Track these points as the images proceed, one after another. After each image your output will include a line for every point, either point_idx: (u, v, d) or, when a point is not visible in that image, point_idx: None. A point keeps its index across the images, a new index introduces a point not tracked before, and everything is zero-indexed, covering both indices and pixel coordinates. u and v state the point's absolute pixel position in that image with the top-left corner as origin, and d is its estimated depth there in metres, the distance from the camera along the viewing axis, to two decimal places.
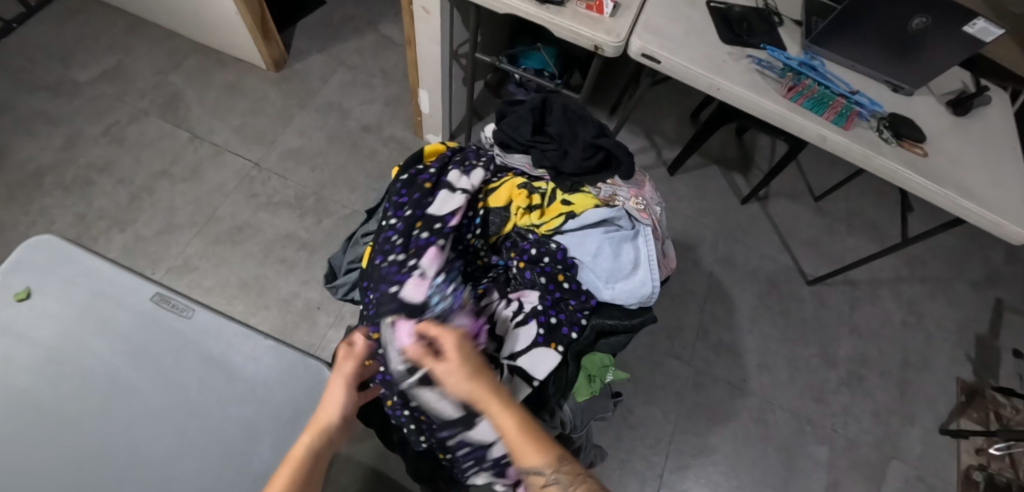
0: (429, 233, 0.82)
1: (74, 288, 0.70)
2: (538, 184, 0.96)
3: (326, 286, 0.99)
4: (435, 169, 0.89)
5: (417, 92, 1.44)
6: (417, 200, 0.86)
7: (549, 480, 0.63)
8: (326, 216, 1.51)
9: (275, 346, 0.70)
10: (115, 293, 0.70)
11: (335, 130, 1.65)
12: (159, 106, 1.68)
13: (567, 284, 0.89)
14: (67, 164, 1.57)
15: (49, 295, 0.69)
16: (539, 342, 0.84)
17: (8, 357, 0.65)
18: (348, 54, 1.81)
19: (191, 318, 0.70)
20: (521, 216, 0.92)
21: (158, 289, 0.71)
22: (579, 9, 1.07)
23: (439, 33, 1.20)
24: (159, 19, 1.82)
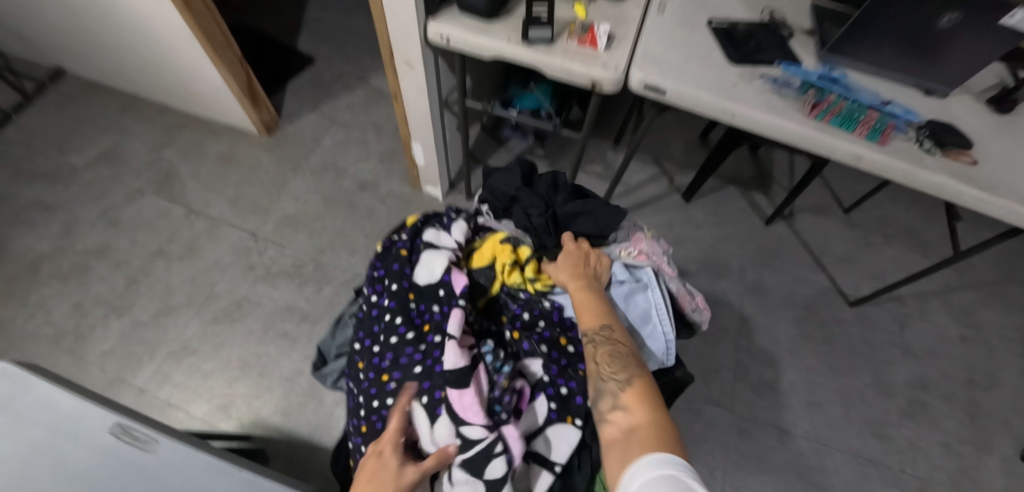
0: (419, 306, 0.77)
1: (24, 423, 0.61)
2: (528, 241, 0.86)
3: (316, 373, 0.96)
4: (408, 234, 0.84)
5: (410, 145, 1.38)
6: (398, 271, 0.79)
7: (589, 339, 0.70)
8: (326, 283, 1.44)
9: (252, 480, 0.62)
10: (71, 427, 0.62)
11: (330, 191, 1.59)
12: (154, 183, 1.65)
13: (571, 348, 0.78)
14: (62, 252, 1.52)
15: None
16: (553, 418, 0.71)
17: None
18: (340, 111, 1.77)
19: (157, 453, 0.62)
20: (508, 274, 0.80)
21: (119, 419, 0.62)
22: (571, 46, 1.00)
23: (425, 84, 1.14)
24: (151, 95, 1.81)
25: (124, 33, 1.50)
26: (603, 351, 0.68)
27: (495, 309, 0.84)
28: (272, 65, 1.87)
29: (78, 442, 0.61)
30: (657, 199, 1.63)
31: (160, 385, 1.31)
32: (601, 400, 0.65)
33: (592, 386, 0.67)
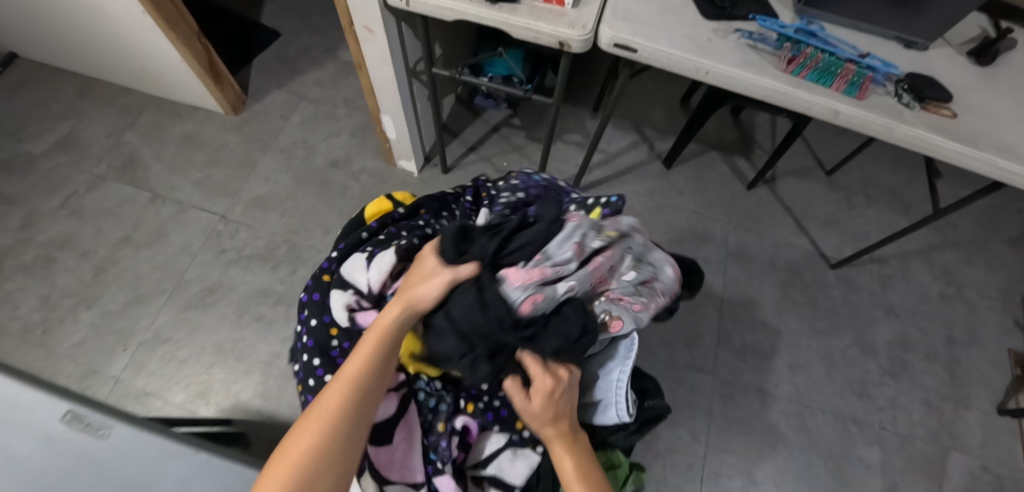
0: (341, 342, 0.75)
1: None
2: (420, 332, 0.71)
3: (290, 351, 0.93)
4: (336, 256, 0.80)
5: (379, 118, 1.33)
6: (319, 302, 0.78)
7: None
8: (301, 264, 1.40)
9: (210, 462, 0.59)
10: (14, 414, 0.57)
11: (301, 170, 1.54)
12: (117, 169, 1.59)
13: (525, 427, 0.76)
14: (25, 244, 1.47)
15: None
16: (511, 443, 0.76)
17: None
18: (308, 86, 1.70)
19: (107, 441, 0.58)
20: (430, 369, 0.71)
21: (68, 406, 0.58)
22: (536, 3, 0.94)
23: (388, 52, 1.09)
24: (109, 77, 1.73)
25: (71, 10, 1.42)
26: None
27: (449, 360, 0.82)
28: (234, 41, 1.79)
29: (25, 431, 0.57)
30: (638, 168, 1.60)
31: (135, 375, 1.28)
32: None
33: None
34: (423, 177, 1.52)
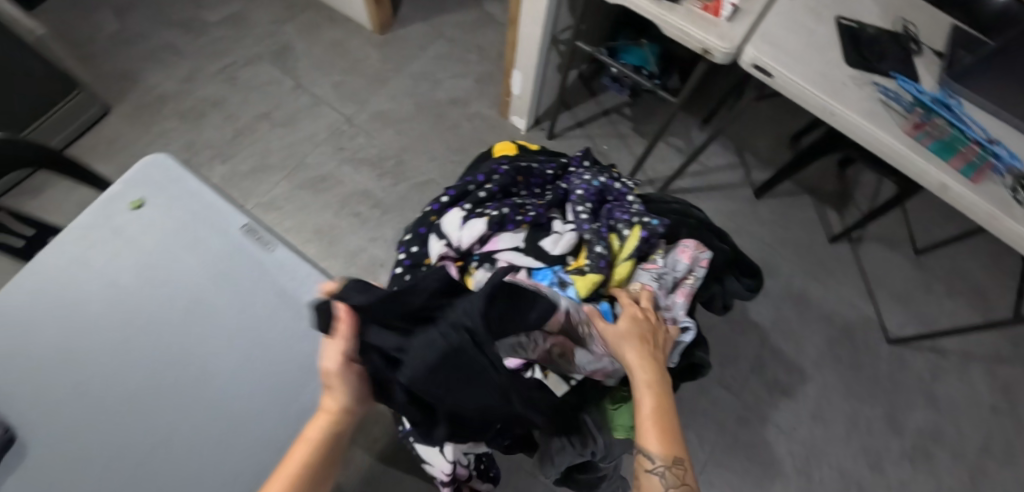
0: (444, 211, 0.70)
1: (178, 204, 0.76)
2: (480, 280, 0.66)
3: None
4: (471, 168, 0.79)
5: (510, 72, 1.45)
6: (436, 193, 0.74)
7: (655, 470, 0.51)
8: (403, 180, 1.51)
9: None
10: (215, 215, 0.76)
11: (424, 100, 1.64)
12: (271, 53, 1.73)
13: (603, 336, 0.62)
14: (184, 95, 1.65)
15: (157, 208, 0.76)
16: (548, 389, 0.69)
17: (119, 257, 0.73)
18: (450, 26, 1.78)
19: (271, 253, 0.75)
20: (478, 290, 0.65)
21: (248, 219, 0.76)
22: (694, 8, 1.04)
23: (544, 15, 1.19)
24: None
25: None
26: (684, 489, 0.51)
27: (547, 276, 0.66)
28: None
29: (216, 229, 0.75)
30: (727, 187, 1.64)
31: None
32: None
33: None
34: (528, 135, 1.62)
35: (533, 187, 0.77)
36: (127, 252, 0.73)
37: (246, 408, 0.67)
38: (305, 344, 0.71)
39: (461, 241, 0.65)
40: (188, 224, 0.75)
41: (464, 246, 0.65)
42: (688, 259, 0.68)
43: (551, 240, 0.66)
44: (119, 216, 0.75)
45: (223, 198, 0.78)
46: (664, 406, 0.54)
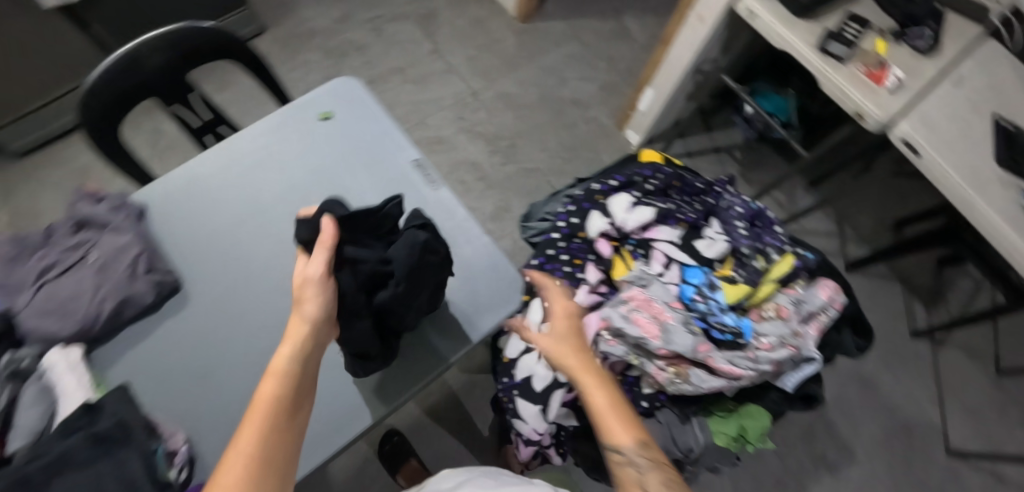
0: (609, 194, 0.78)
1: (364, 126, 0.83)
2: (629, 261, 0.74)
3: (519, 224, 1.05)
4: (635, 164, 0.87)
5: (642, 89, 1.49)
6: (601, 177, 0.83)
7: (629, 462, 0.53)
8: (511, 162, 1.57)
9: (490, 244, 0.78)
10: (392, 145, 0.83)
11: (547, 92, 1.69)
12: (416, 16, 1.78)
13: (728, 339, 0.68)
14: (331, 32, 1.74)
15: (344, 123, 0.83)
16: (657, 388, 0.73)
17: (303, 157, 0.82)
18: (587, 30, 1.82)
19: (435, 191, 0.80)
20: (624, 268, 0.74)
21: (419, 156, 0.82)
22: (857, 71, 1.06)
23: (700, 44, 1.24)
24: None
25: None
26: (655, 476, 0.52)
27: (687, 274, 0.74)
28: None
29: (392, 157, 0.82)
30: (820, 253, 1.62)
31: None
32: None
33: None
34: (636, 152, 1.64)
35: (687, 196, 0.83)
36: (310, 154, 0.82)
37: None
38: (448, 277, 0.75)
39: (625, 223, 0.73)
40: (366, 143, 0.83)
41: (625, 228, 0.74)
42: (825, 298, 0.72)
43: (705, 243, 0.74)
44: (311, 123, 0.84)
45: (401, 132, 0.84)
46: (615, 403, 0.58)
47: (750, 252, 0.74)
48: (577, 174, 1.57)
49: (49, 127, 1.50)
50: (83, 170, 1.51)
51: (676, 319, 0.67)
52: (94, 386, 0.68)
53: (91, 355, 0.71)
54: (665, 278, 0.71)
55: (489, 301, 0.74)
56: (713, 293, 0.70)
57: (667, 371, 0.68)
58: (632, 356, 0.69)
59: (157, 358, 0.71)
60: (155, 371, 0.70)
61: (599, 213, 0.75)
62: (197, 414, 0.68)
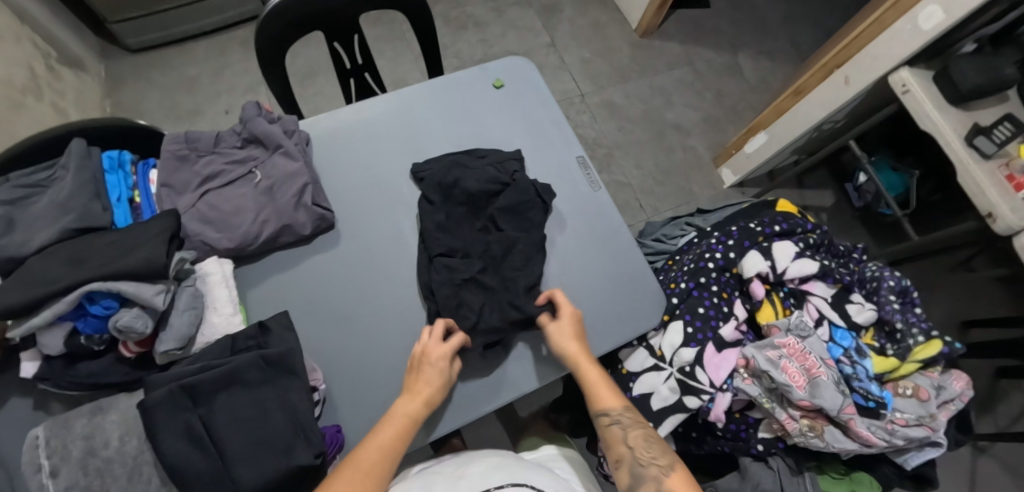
0: (769, 238, 0.80)
1: (534, 111, 0.84)
2: (780, 306, 0.77)
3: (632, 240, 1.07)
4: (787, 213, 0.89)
5: (755, 132, 1.48)
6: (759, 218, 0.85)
7: (615, 421, 0.67)
8: (604, 172, 1.56)
9: (639, 256, 0.77)
10: (559, 136, 0.83)
11: (652, 111, 1.67)
12: (540, 5, 1.78)
13: (869, 405, 0.70)
14: (453, 2, 1.74)
15: (515, 102, 0.85)
16: (776, 440, 0.74)
17: (472, 125, 0.82)
18: (702, 59, 1.77)
19: (594, 191, 0.80)
20: (774, 312, 0.76)
21: (583, 153, 0.82)
22: (998, 172, 1.04)
23: (837, 104, 1.24)
24: None
25: None
26: (637, 435, 0.67)
27: (834, 333, 0.76)
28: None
29: (557, 148, 0.82)
30: None
31: None
32: (625, 480, 0.65)
33: (628, 472, 0.65)
34: (726, 191, 1.61)
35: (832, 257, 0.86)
36: (478, 124, 0.82)
37: None
38: (597, 281, 0.74)
39: (785, 271, 0.76)
40: (534, 127, 0.83)
41: (784, 274, 0.76)
42: (960, 389, 0.73)
43: (858, 308, 0.76)
44: (484, 93, 0.85)
45: (568, 125, 0.84)
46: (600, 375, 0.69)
47: (900, 327, 0.75)
48: (665, 198, 1.56)
49: (171, 29, 1.57)
50: (190, 79, 1.59)
51: (828, 377, 0.68)
52: (240, 303, 0.69)
53: (238, 271, 0.72)
54: (818, 333, 0.74)
55: (630, 314, 0.73)
56: (861, 359, 0.73)
57: (801, 423, 0.69)
58: (765, 400, 0.70)
59: (301, 291, 0.71)
60: (298, 302, 0.71)
61: (760, 253, 0.76)
62: (336, 354, 0.68)
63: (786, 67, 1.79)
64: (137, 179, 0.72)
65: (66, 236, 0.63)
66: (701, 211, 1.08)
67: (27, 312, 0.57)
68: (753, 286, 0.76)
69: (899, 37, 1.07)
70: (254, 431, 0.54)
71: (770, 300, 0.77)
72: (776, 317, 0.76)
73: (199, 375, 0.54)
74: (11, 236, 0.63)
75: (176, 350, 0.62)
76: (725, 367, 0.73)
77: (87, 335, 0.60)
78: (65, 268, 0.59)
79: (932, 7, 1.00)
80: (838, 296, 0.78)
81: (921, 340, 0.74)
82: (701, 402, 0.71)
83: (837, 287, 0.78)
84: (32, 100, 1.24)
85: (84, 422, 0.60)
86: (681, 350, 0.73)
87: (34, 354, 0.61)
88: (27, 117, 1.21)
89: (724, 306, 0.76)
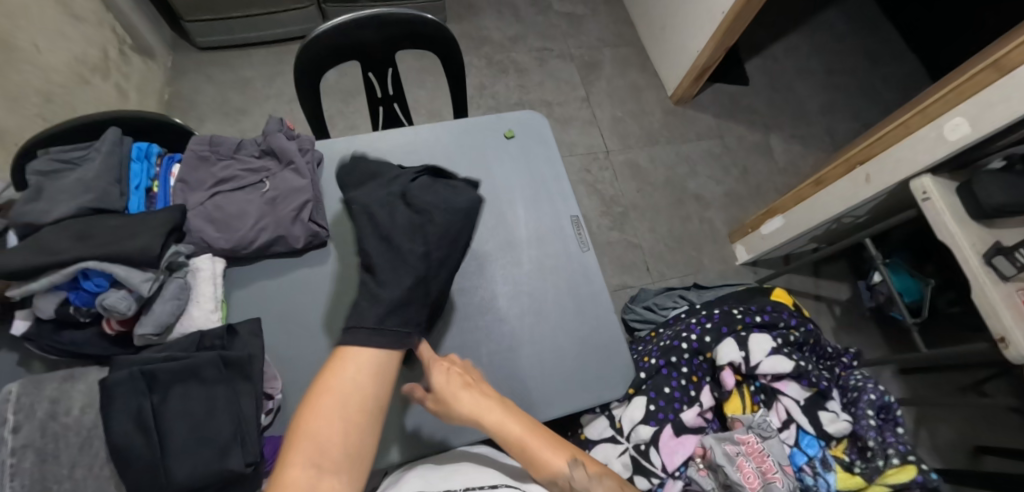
0: (747, 330, 0.85)
1: (539, 165, 0.88)
2: (748, 399, 0.82)
3: (623, 304, 1.08)
4: (782, 306, 0.91)
5: (773, 214, 1.47)
6: (747, 307, 0.89)
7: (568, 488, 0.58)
8: (618, 230, 1.58)
9: (614, 322, 0.77)
10: (558, 192, 0.86)
11: (674, 177, 1.69)
12: (582, 61, 1.85)
13: None
14: (500, 46, 1.83)
15: (523, 153, 0.88)
16: None
17: (477, 170, 0.86)
18: (734, 134, 1.79)
19: (581, 251, 0.81)
20: (742, 402, 0.82)
21: (578, 213, 0.84)
22: (1016, 296, 0.98)
23: (857, 200, 1.22)
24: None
25: None
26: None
27: (800, 439, 0.80)
28: (731, 53, 1.87)
29: (555, 204, 0.85)
30: None
31: None
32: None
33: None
34: (737, 268, 1.59)
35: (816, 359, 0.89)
36: (483, 169, 0.86)
37: (494, 352, 0.72)
38: (567, 340, 0.75)
39: (758, 364, 0.81)
40: (536, 181, 0.86)
41: (755, 367, 0.81)
42: None
43: (829, 417, 0.80)
44: (495, 141, 0.89)
45: (569, 184, 0.87)
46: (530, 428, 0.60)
47: (873, 445, 0.77)
48: (674, 264, 1.56)
49: (236, 36, 1.70)
50: (245, 81, 1.70)
51: (783, 485, 0.70)
52: (223, 300, 0.72)
53: (228, 271, 0.76)
54: (782, 435, 0.80)
55: (593, 377, 0.73)
56: (825, 472, 0.77)
57: None
58: None
59: (283, 301, 0.74)
60: (276, 312, 0.73)
61: (735, 342, 0.82)
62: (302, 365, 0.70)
63: (817, 154, 1.78)
64: (159, 170, 0.78)
65: (82, 213, 0.68)
66: (699, 286, 1.09)
67: (29, 275, 0.61)
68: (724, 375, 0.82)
69: (922, 143, 1.06)
70: (197, 428, 0.56)
71: (741, 391, 0.83)
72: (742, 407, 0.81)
73: (161, 363, 0.58)
74: (37, 203, 0.69)
75: (153, 335, 0.65)
76: (681, 450, 0.77)
77: (76, 307, 0.64)
78: (71, 241, 0.64)
79: (959, 118, 0.99)
80: (812, 400, 0.82)
81: (895, 463, 0.76)
82: (652, 483, 0.75)
83: (812, 392, 0.82)
84: (99, 80, 1.35)
85: (54, 387, 0.63)
86: (640, 425, 0.78)
87: (27, 315, 0.65)
88: (92, 95, 1.32)
89: (692, 390, 0.82)
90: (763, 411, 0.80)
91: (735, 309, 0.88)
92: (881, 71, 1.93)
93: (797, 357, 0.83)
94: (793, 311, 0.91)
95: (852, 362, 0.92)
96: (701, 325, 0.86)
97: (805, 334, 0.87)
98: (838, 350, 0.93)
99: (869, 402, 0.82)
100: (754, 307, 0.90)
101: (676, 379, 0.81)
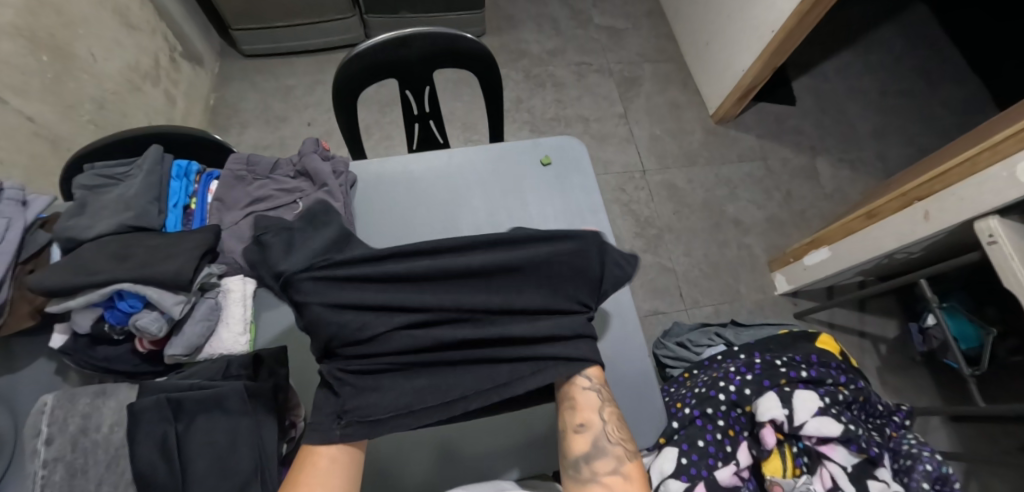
0: (789, 386, 0.83)
1: (574, 195, 0.85)
2: (789, 461, 0.80)
3: (657, 339, 1.06)
4: (830, 360, 0.89)
5: (817, 245, 1.40)
6: (793, 360, 0.86)
7: (591, 387, 0.57)
8: (652, 253, 1.53)
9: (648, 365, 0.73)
10: (593, 224, 0.83)
11: (713, 200, 1.63)
12: (621, 76, 1.81)
13: None
14: (538, 60, 1.81)
15: (558, 181, 0.86)
16: None
17: (510, 200, 0.84)
18: (778, 156, 1.72)
19: (615, 287, 0.78)
20: (782, 463, 0.80)
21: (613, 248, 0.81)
22: None
23: (913, 238, 1.14)
24: (670, 13, 1.93)
25: None
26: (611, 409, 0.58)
27: None
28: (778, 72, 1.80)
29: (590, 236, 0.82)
30: None
31: None
32: (579, 447, 0.57)
33: (588, 440, 0.57)
34: (777, 299, 1.52)
35: (865, 417, 0.87)
36: (518, 199, 0.84)
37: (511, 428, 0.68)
38: None
39: (802, 424, 0.78)
40: (570, 210, 0.84)
41: (797, 428, 0.79)
42: None
43: (879, 487, 0.76)
44: (531, 168, 0.87)
45: (605, 216, 0.84)
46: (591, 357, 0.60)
47: None
48: (710, 291, 1.50)
49: (280, 44, 1.73)
50: (286, 88, 1.73)
51: None
52: (251, 322, 0.73)
53: (258, 291, 0.76)
54: None
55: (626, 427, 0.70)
56: None
57: None
58: None
59: None
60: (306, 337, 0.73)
61: (777, 398, 0.80)
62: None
63: (867, 180, 1.69)
64: (197, 187, 0.79)
65: (121, 231, 0.69)
66: (739, 326, 1.06)
67: (68, 292, 0.62)
68: (765, 433, 0.80)
69: (991, 183, 0.97)
70: (219, 459, 0.56)
71: (782, 451, 0.81)
72: (784, 468, 0.79)
73: (188, 392, 0.58)
74: (80, 218, 0.70)
75: (182, 356, 0.65)
76: None
77: (111, 325, 0.65)
78: (110, 261, 0.64)
79: None
80: (861, 467, 0.78)
81: None
82: None
83: (862, 457, 0.79)
84: (149, 86, 1.40)
85: (86, 402, 0.64)
86: (671, 481, 0.76)
87: (65, 329, 0.66)
88: (142, 101, 1.37)
89: (727, 445, 0.80)
90: (806, 477, 0.78)
91: (778, 360, 0.86)
92: (941, 94, 1.82)
93: (845, 418, 0.80)
94: (841, 365, 0.89)
95: (904, 421, 0.90)
96: (742, 376, 0.85)
97: (852, 391, 0.85)
98: (888, 409, 0.90)
99: (924, 474, 0.79)
100: (800, 359, 0.88)
101: (712, 432, 0.80)
